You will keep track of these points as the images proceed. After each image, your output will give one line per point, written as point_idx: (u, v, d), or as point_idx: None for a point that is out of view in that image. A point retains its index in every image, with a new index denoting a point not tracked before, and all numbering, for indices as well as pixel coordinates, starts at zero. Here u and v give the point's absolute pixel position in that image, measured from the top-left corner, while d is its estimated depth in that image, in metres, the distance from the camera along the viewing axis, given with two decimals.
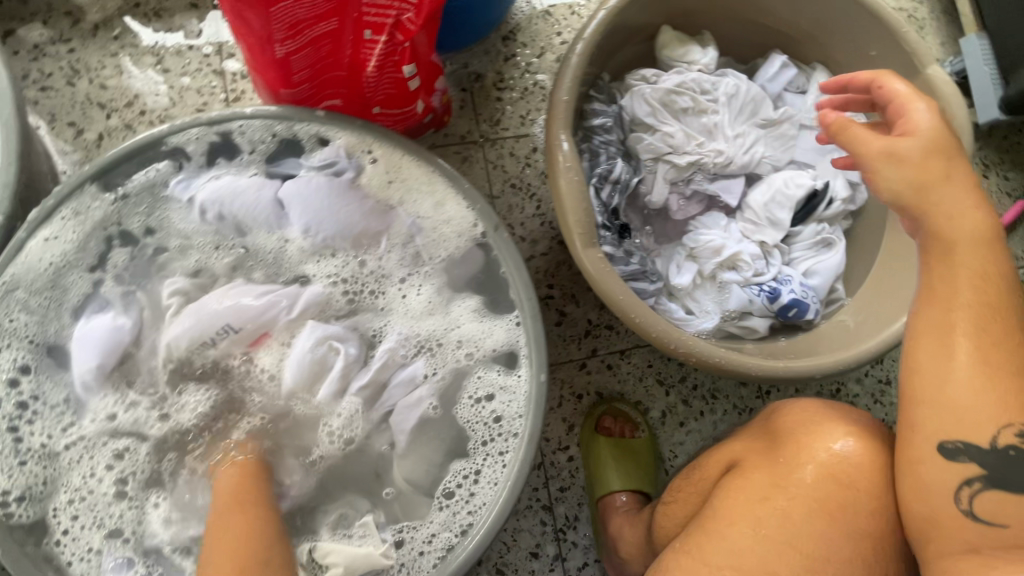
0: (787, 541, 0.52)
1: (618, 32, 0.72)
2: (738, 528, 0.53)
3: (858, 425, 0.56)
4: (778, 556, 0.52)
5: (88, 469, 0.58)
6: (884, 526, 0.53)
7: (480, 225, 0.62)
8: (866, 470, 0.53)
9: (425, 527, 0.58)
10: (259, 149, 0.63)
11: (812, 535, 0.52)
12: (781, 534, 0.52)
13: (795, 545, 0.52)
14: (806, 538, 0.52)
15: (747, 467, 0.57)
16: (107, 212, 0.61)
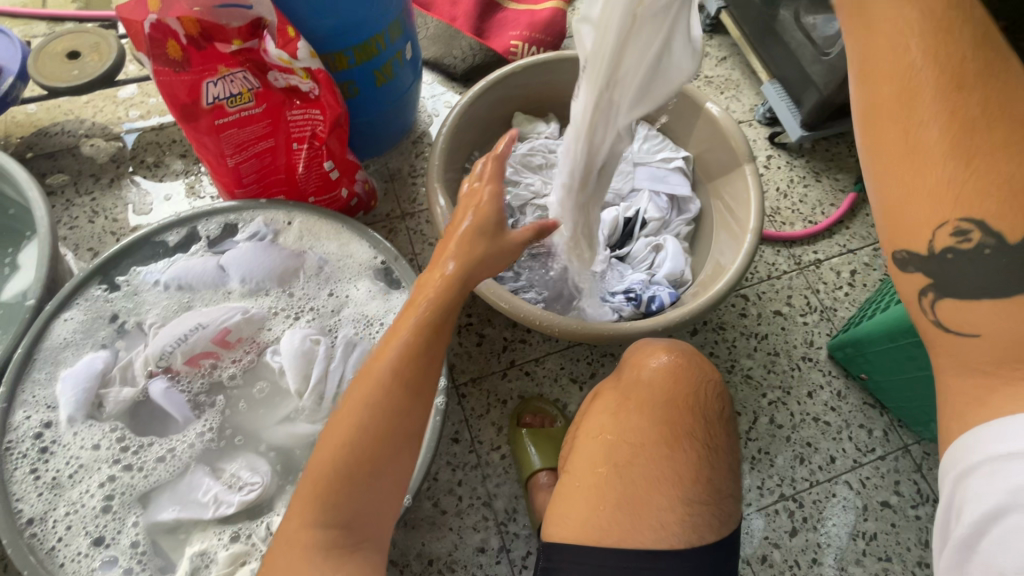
0: (625, 440, 0.65)
1: (480, 120, 1.00)
2: (598, 438, 0.67)
3: (676, 345, 0.72)
4: (617, 451, 0.65)
5: (86, 486, 0.70)
6: (701, 416, 0.66)
7: (379, 256, 0.84)
8: (678, 375, 0.68)
9: None
10: (207, 236, 0.87)
11: (641, 428, 0.65)
12: (625, 433, 0.66)
13: (629, 443, 0.65)
14: (638, 434, 0.65)
15: (603, 395, 0.72)
16: (105, 298, 0.82)
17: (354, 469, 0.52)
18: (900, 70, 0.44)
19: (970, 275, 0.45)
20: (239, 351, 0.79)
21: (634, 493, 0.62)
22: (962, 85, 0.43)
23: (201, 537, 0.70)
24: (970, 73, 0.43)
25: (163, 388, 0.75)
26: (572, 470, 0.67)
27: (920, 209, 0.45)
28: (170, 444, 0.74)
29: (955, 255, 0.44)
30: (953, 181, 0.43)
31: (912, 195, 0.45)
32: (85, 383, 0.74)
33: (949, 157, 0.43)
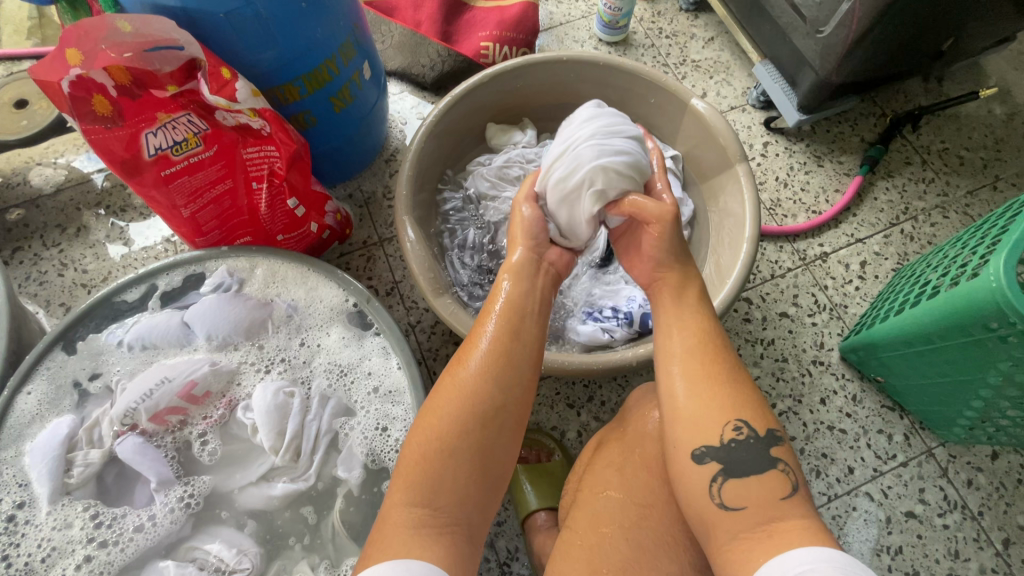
0: (631, 500, 0.62)
1: (448, 137, 0.93)
2: (602, 495, 0.64)
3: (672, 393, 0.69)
4: (625, 511, 0.61)
5: (61, 571, 0.67)
6: None
7: (351, 298, 0.80)
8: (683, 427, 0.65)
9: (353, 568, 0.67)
10: (169, 289, 0.82)
11: (649, 486, 0.62)
12: (631, 491, 0.63)
13: (635, 501, 0.62)
14: (643, 492, 0.62)
15: (609, 448, 0.69)
16: (68, 364, 0.77)
17: (459, 442, 0.55)
18: (679, 328, 0.62)
19: (742, 457, 0.55)
20: (208, 409, 0.75)
21: (640, 558, 0.58)
22: (678, 329, 0.62)
23: None
24: (695, 335, 0.61)
25: (131, 451, 0.71)
26: (573, 528, 0.64)
27: (715, 409, 0.56)
28: (146, 514, 0.70)
29: (735, 443, 0.55)
30: (713, 397, 0.57)
31: (703, 408, 0.57)
32: (48, 456, 0.70)
33: (690, 382, 0.58)
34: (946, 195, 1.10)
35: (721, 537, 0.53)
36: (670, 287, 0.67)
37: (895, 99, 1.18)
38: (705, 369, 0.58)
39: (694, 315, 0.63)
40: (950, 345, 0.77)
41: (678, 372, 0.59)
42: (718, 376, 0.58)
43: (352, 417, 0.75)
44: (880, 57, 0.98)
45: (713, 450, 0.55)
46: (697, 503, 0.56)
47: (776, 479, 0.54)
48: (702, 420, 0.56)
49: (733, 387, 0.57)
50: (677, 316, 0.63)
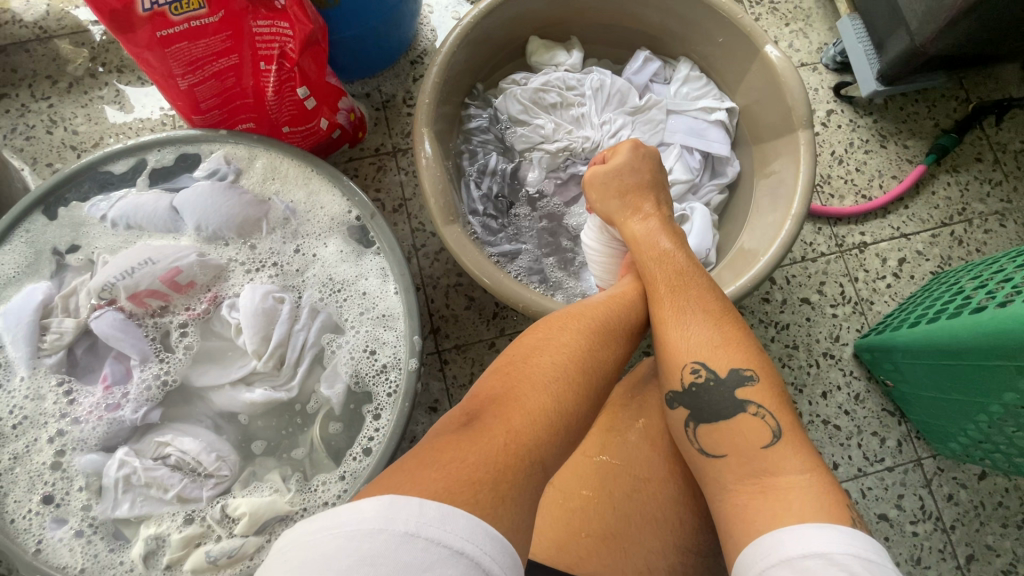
0: (626, 470, 0.61)
1: (484, 45, 0.82)
2: (595, 460, 0.62)
3: None
4: (620, 480, 0.61)
5: (32, 441, 0.66)
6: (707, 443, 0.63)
7: (353, 210, 0.74)
8: None
9: (325, 489, 0.66)
10: (160, 168, 0.75)
11: (651, 461, 0.61)
12: (628, 462, 0.62)
13: (632, 472, 0.61)
14: (643, 465, 0.61)
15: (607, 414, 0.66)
16: (46, 230, 0.72)
17: (563, 410, 0.50)
18: (653, 278, 0.65)
19: (706, 400, 0.57)
20: (191, 300, 0.70)
21: (625, 529, 0.58)
22: (654, 274, 0.65)
23: (157, 518, 0.65)
24: (667, 280, 0.64)
25: (105, 328, 0.67)
26: (555, 483, 0.61)
27: (673, 349, 0.60)
28: (118, 400, 0.67)
29: (696, 388, 0.57)
30: (672, 332, 0.61)
31: (666, 351, 0.61)
32: (22, 322, 0.67)
33: (660, 326, 0.62)
34: (1009, 201, 1.00)
35: (713, 489, 0.54)
36: (655, 224, 0.69)
37: (983, 84, 1.05)
38: (670, 312, 0.62)
39: (671, 259, 0.65)
40: (978, 365, 0.72)
41: (657, 317, 0.63)
42: (687, 317, 0.61)
43: (341, 336, 0.71)
44: (990, 32, 0.85)
45: (679, 396, 0.59)
46: (702, 465, 0.56)
47: (752, 422, 0.54)
48: (664, 364, 0.60)
49: (690, 331, 0.60)
50: (650, 266, 0.66)
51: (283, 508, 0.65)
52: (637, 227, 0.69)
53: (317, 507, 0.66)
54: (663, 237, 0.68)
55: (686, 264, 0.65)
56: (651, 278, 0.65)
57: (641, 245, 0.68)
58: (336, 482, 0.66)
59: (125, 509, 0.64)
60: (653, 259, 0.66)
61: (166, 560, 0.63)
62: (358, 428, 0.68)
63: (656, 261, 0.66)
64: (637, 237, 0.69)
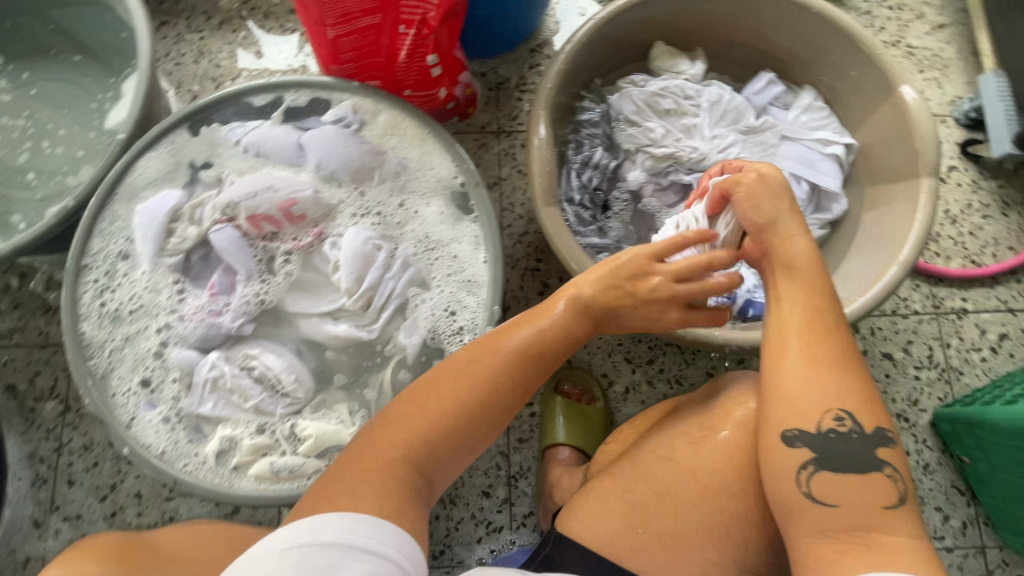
0: (699, 480, 0.62)
1: (610, 43, 0.84)
2: (667, 462, 0.63)
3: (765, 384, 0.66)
4: (687, 487, 0.61)
5: (144, 329, 0.74)
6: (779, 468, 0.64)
7: (460, 177, 0.77)
8: None
9: None
10: (293, 106, 0.81)
11: (724, 475, 0.61)
12: (697, 470, 0.62)
13: (702, 482, 0.61)
14: (715, 478, 0.61)
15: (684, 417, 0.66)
16: (187, 145, 0.79)
17: (474, 413, 0.54)
18: (799, 307, 0.59)
19: (842, 451, 0.55)
20: (300, 231, 0.76)
21: (688, 535, 0.60)
22: (794, 301, 0.60)
23: (234, 421, 0.70)
24: (811, 313, 0.59)
25: (222, 241, 0.73)
26: (618, 476, 0.64)
27: (811, 390, 0.56)
28: (219, 309, 0.73)
29: (835, 434, 0.55)
30: (817, 372, 0.56)
31: (805, 388, 0.56)
32: (154, 222, 0.75)
33: (801, 359, 0.57)
34: None
35: (808, 532, 0.54)
36: (808, 243, 0.62)
37: None
38: (816, 349, 0.57)
39: (821, 286, 0.60)
40: None
41: (795, 347, 0.57)
42: (842, 362, 0.57)
43: (426, 291, 0.74)
44: None
45: (808, 436, 0.56)
46: (794, 504, 0.55)
47: (872, 480, 0.54)
48: (801, 403, 0.56)
49: (844, 377, 0.56)
50: (795, 288, 0.60)
51: (345, 439, 0.68)
52: (801, 244, 0.62)
53: None
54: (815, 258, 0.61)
55: (832, 297, 0.60)
56: (794, 303, 0.59)
57: (801, 268, 0.61)
58: None
59: (208, 407, 0.70)
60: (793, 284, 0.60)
61: (235, 462, 0.68)
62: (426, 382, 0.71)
63: (814, 290, 0.60)
64: (787, 248, 0.61)
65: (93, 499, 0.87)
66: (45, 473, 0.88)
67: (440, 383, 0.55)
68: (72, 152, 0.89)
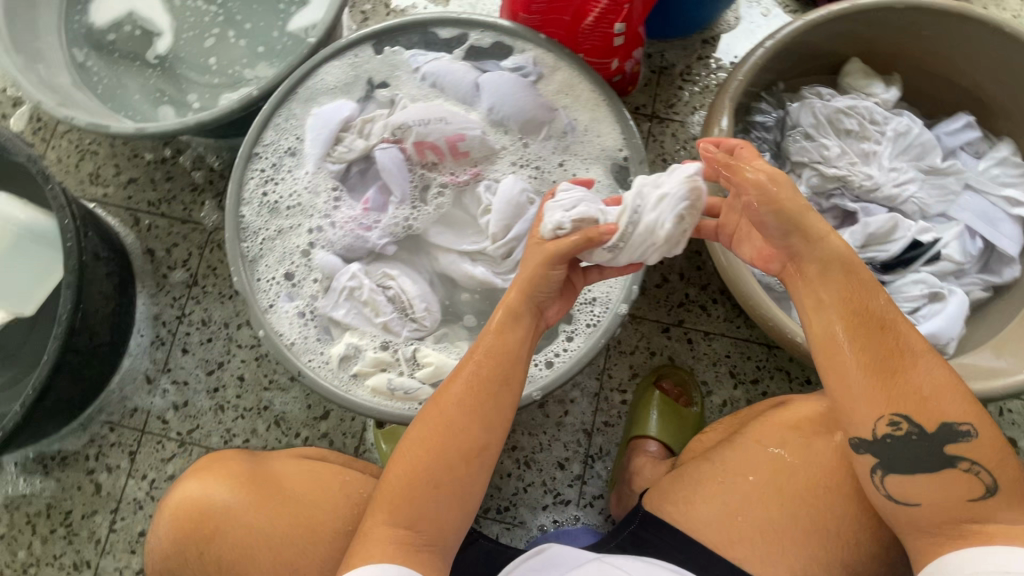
0: (804, 477, 0.61)
1: (805, 50, 0.80)
2: (768, 454, 0.63)
3: None
4: (798, 484, 0.61)
5: (296, 225, 0.77)
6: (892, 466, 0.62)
7: (625, 150, 0.75)
8: None
9: None
10: (475, 46, 0.81)
11: (830, 473, 0.60)
12: (800, 466, 0.61)
13: (808, 481, 0.61)
14: (819, 474, 0.61)
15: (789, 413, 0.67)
16: (369, 62, 0.81)
17: (443, 461, 0.53)
18: (835, 335, 0.53)
19: (908, 453, 0.52)
20: (460, 167, 0.77)
21: (790, 527, 0.59)
22: (837, 321, 0.53)
23: (360, 332, 0.73)
24: (852, 334, 0.53)
25: (386, 160, 0.75)
26: (718, 465, 0.65)
27: (864, 405, 0.53)
28: (367, 224, 0.76)
29: (893, 440, 0.52)
30: (864, 390, 0.52)
31: (851, 403, 0.53)
32: (327, 128, 0.77)
33: (849, 380, 0.53)
34: None
35: (904, 529, 0.54)
36: (823, 245, 0.54)
37: None
38: (855, 372, 0.52)
39: (859, 296, 0.53)
40: None
41: (840, 371, 0.53)
42: (894, 367, 0.52)
43: None
44: None
45: (868, 443, 0.54)
46: (883, 503, 0.55)
47: (957, 473, 0.51)
48: (860, 413, 0.53)
49: (903, 381, 0.52)
50: (832, 303, 0.54)
51: None
52: (836, 242, 0.55)
53: None
54: (846, 263, 0.54)
55: (872, 308, 0.53)
56: (835, 326, 0.53)
57: (835, 273, 0.54)
58: None
59: (340, 313, 0.73)
60: (829, 301, 0.54)
61: (355, 370, 0.71)
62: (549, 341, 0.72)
63: (852, 290, 0.54)
64: (823, 257, 0.54)
65: (201, 371, 0.93)
66: (164, 336, 0.94)
67: (409, 447, 0.55)
68: (254, 47, 0.93)
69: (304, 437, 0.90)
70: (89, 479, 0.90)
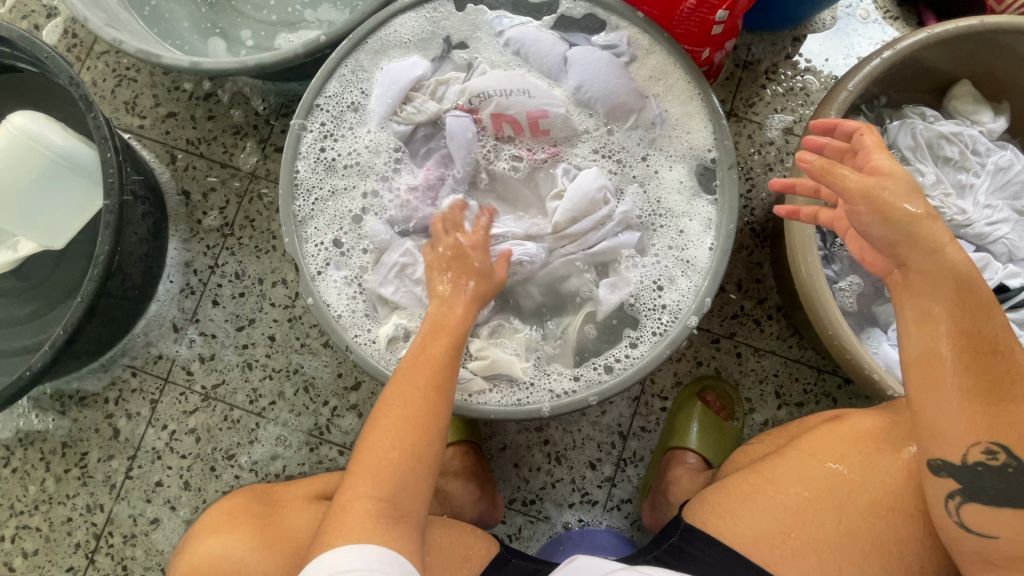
0: (868, 492, 0.52)
1: (916, 65, 0.75)
2: (829, 467, 0.54)
3: None
4: (856, 496, 0.52)
5: (351, 188, 0.72)
6: None
7: (713, 152, 0.70)
8: None
9: (555, 377, 0.67)
10: (565, 15, 0.75)
11: (899, 489, 0.52)
12: (867, 480, 0.52)
13: (873, 496, 0.52)
14: (888, 491, 0.52)
15: (851, 422, 0.57)
16: (448, 19, 0.75)
17: (409, 437, 0.52)
18: (933, 354, 0.45)
19: (997, 484, 0.45)
20: (539, 144, 0.73)
21: (848, 548, 0.51)
22: (941, 339, 0.45)
23: (413, 311, 0.69)
24: (959, 355, 0.44)
25: (455, 127, 0.70)
26: (765, 473, 0.56)
27: (955, 429, 0.45)
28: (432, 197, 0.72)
29: (983, 469, 0.45)
30: (960, 416, 0.45)
31: (942, 428, 0.46)
32: (397, 86, 0.72)
33: (935, 405, 0.46)
34: None
35: (963, 557, 0.48)
36: (943, 250, 0.44)
37: None
38: (951, 396, 0.45)
39: (973, 310, 0.44)
40: None
41: (933, 396, 0.45)
42: (1000, 394, 0.44)
43: (638, 256, 0.70)
44: None
45: (952, 467, 0.46)
46: (948, 531, 0.48)
47: None
48: (950, 434, 0.45)
49: (1007, 408, 0.44)
50: (940, 317, 0.45)
51: (518, 370, 0.67)
52: (956, 253, 0.44)
53: (543, 389, 0.67)
54: (967, 271, 0.44)
55: (984, 324, 0.44)
56: (936, 343, 0.45)
57: (949, 289, 0.44)
58: (568, 378, 0.67)
59: (392, 289, 0.69)
60: (935, 312, 0.45)
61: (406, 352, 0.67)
62: (609, 344, 0.68)
63: (968, 312, 0.44)
64: (940, 263, 0.44)
65: (230, 326, 0.89)
66: (194, 285, 0.90)
67: (377, 428, 0.53)
68: None
69: (332, 406, 0.87)
70: (107, 423, 0.88)
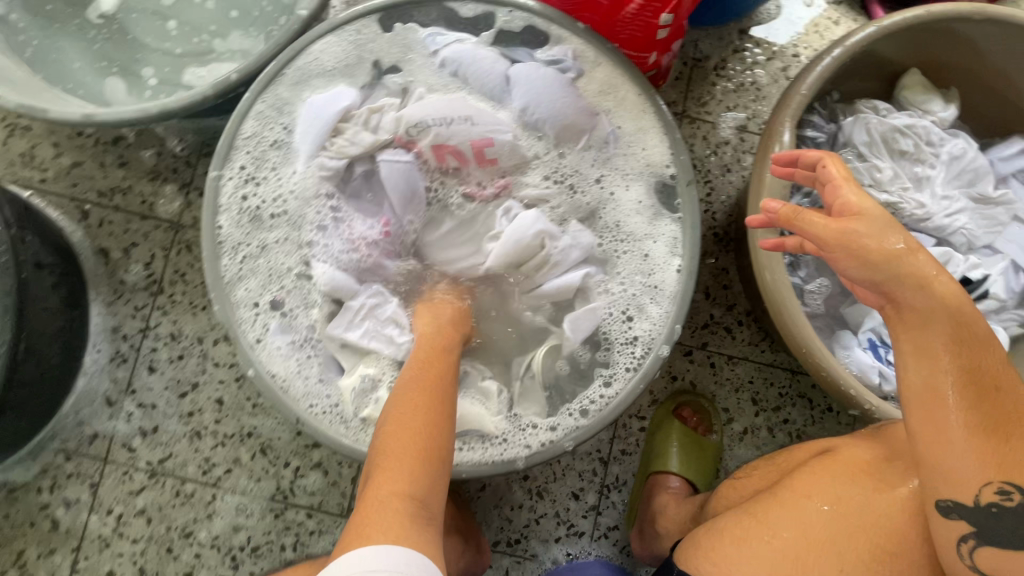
0: (869, 531, 0.50)
1: (865, 58, 0.73)
2: (825, 508, 0.51)
3: None
4: (856, 538, 0.50)
5: (284, 238, 0.66)
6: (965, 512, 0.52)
7: (671, 167, 0.66)
8: None
9: (528, 429, 0.63)
10: (501, 29, 0.69)
11: (900, 531, 0.50)
12: (866, 520, 0.50)
13: (873, 537, 0.50)
14: (890, 532, 0.50)
15: (843, 457, 0.54)
16: (374, 42, 0.69)
17: (425, 438, 0.50)
18: (934, 389, 0.43)
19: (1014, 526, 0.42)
20: (489, 171, 0.68)
21: None
22: (941, 374, 0.42)
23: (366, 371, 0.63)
24: (959, 391, 0.42)
25: (397, 164, 0.66)
26: (758, 516, 0.54)
27: (965, 465, 0.42)
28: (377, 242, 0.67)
29: (1000, 511, 0.42)
30: (966, 455, 0.42)
31: (949, 467, 0.43)
32: (322, 120, 0.65)
33: (942, 443, 0.43)
34: None
35: None
36: (928, 284, 0.43)
37: None
38: (954, 433, 0.42)
39: (966, 342, 0.43)
40: None
41: (936, 434, 0.43)
42: (1006, 430, 0.42)
43: (602, 285, 0.67)
44: None
45: (964, 510, 0.43)
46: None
47: None
48: (957, 475, 0.43)
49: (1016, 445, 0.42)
50: (936, 349, 0.43)
51: (488, 426, 0.62)
52: (945, 284, 0.43)
53: (517, 443, 0.62)
54: (954, 300, 0.43)
55: (978, 349, 0.43)
56: (936, 379, 0.43)
57: (941, 321, 0.43)
58: (544, 429, 0.62)
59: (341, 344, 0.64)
60: (930, 340, 0.43)
61: (365, 415, 0.62)
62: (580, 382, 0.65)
63: (967, 345, 0.42)
64: (928, 293, 0.43)
65: (171, 393, 0.82)
66: (126, 352, 0.82)
67: (386, 433, 0.51)
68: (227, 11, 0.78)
69: (295, 467, 0.81)
70: (44, 514, 0.79)
